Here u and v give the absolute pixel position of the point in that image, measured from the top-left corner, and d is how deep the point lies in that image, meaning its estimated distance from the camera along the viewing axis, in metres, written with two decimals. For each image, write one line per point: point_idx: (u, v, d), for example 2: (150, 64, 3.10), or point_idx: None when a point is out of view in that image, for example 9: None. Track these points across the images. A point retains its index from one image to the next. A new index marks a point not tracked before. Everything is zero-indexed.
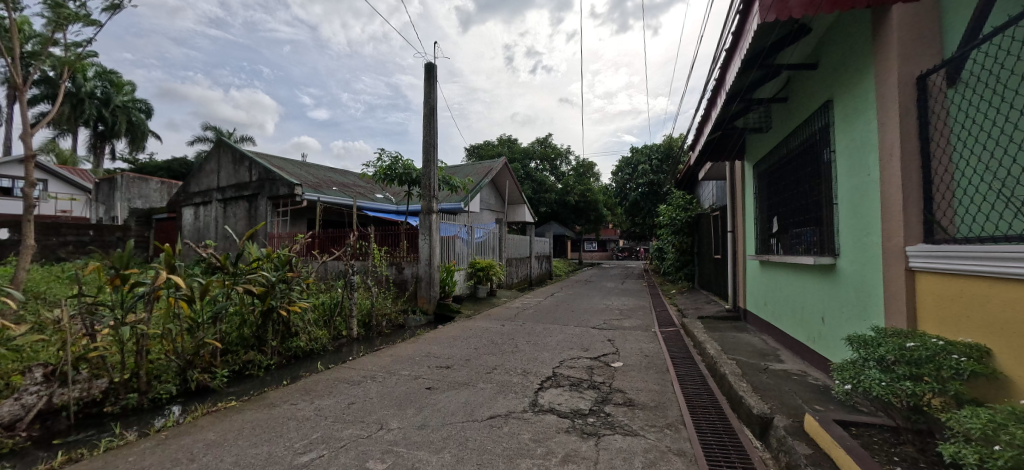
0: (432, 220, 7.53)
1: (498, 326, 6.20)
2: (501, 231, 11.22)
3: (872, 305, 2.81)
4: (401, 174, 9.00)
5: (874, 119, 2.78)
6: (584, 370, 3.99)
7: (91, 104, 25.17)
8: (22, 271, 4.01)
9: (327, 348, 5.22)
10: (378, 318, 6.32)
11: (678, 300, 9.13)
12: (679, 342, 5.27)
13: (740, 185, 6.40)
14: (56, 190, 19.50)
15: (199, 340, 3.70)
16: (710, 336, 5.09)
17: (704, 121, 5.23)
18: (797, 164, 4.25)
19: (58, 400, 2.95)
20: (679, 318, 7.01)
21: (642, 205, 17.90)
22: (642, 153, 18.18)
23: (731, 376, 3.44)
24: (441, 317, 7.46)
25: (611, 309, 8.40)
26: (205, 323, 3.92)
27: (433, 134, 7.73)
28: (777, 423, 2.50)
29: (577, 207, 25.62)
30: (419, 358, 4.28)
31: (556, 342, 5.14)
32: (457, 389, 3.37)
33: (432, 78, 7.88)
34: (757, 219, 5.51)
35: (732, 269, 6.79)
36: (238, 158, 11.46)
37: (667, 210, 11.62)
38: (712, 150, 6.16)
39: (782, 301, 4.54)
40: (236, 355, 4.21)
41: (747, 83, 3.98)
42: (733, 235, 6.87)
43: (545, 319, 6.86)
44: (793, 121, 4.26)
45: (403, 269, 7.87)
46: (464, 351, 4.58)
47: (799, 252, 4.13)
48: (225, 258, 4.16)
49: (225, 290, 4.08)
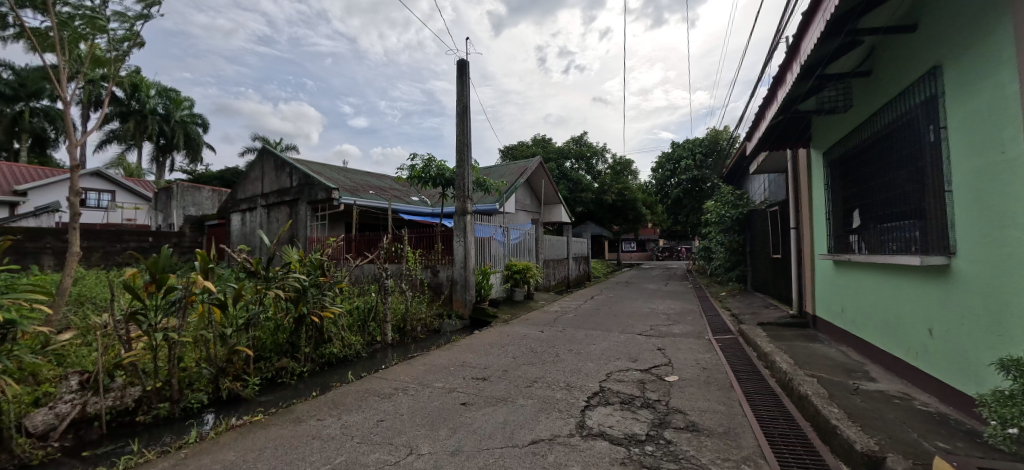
0: (467, 221, 7.30)
1: (536, 332, 5.84)
2: (537, 232, 10.88)
3: (1009, 318, 2.23)
4: (435, 176, 8.87)
5: (1013, 81, 2.19)
6: (635, 386, 3.55)
7: (153, 120, 27.32)
8: (69, 278, 4.11)
9: (361, 355, 5.09)
10: (413, 323, 6.15)
11: (732, 303, 8.38)
12: (740, 352, 4.69)
13: (806, 175, 5.66)
14: (122, 200, 21.25)
15: (231, 347, 3.65)
16: (777, 346, 4.50)
17: (768, 104, 4.60)
18: (888, 147, 3.59)
19: (91, 409, 2.98)
20: (735, 324, 6.36)
21: (685, 203, 16.96)
22: (685, 148, 17.22)
23: (816, 398, 2.88)
24: (477, 322, 7.23)
25: (657, 314, 7.82)
26: (238, 330, 3.86)
27: (466, 133, 7.51)
28: (891, 465, 1.99)
29: (614, 207, 24.80)
30: (455, 368, 4.01)
31: (600, 352, 4.72)
32: (494, 406, 3.05)
33: (464, 75, 7.67)
34: (831, 214, 4.83)
35: (796, 271, 6.06)
36: (280, 165, 11.81)
37: (714, 207, 10.83)
38: (773, 137, 5.47)
39: (869, 308, 3.90)
40: (269, 362, 4.14)
41: (828, 54, 3.40)
42: (795, 233, 6.15)
43: (586, 325, 6.44)
44: (881, 96, 3.60)
45: (438, 272, 7.70)
46: (501, 361, 4.26)
47: (892, 250, 3.49)
48: (257, 263, 4.07)
49: (258, 296, 4.01)
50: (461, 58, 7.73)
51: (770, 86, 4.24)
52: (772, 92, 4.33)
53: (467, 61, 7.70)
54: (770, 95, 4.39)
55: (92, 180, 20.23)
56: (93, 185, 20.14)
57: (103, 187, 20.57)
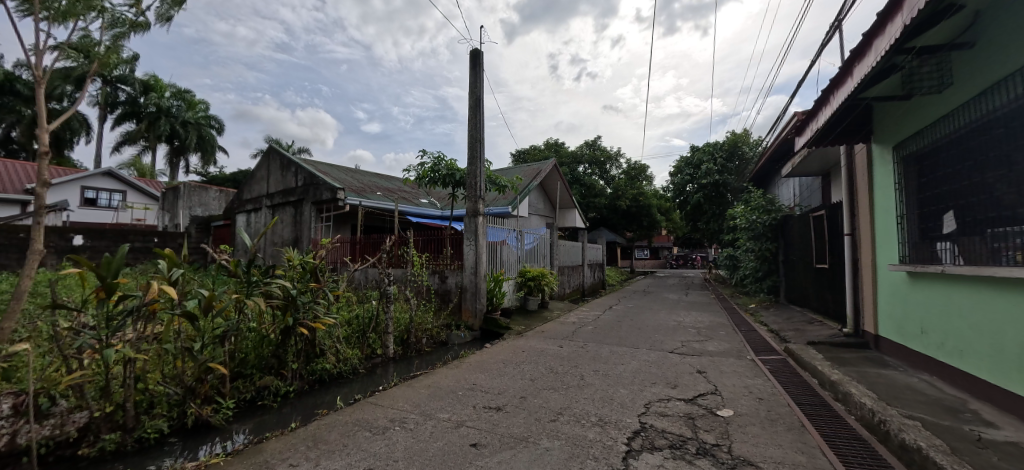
0: (478, 223, 6.72)
1: (555, 348, 5.20)
2: (552, 237, 10.28)
3: None
4: (445, 175, 8.33)
5: None
6: (684, 423, 2.87)
7: (167, 121, 27.55)
8: (26, 280, 3.60)
9: (358, 371, 4.52)
10: (417, 334, 5.56)
11: (767, 318, 7.60)
12: (798, 379, 3.96)
13: (865, 173, 4.95)
14: (134, 200, 21.42)
15: (201, 365, 3.12)
16: (843, 373, 3.79)
17: (835, 86, 3.91)
18: (1002, 133, 2.91)
19: (22, 440, 2.45)
20: (780, 343, 5.60)
21: (705, 208, 16.15)
22: (705, 151, 16.43)
23: (938, 453, 2.17)
24: (488, 334, 6.62)
25: (685, 327, 7.12)
26: (211, 344, 3.33)
27: (479, 128, 6.96)
28: None
29: (628, 212, 24.12)
30: (463, 393, 3.40)
31: (631, 374, 4.05)
32: (512, 448, 2.43)
33: (477, 66, 7.13)
34: (905, 219, 4.11)
35: (851, 283, 5.32)
36: (286, 164, 11.43)
37: (742, 212, 10.07)
38: (826, 132, 4.79)
39: (972, 333, 3.18)
40: (249, 380, 3.61)
41: (933, 13, 2.72)
42: (848, 239, 5.42)
43: (609, 340, 5.76)
44: (994, 71, 2.91)
45: (446, 278, 7.12)
46: (517, 384, 3.65)
47: (1011, 262, 2.80)
48: (235, 265, 3.51)
49: (237, 304, 3.49)
50: (474, 48, 7.21)
51: (843, 63, 3.54)
52: (844, 71, 3.63)
53: (481, 51, 7.19)
54: (840, 75, 3.70)
55: (105, 180, 20.28)
56: (105, 185, 20.19)
57: (115, 187, 20.62)
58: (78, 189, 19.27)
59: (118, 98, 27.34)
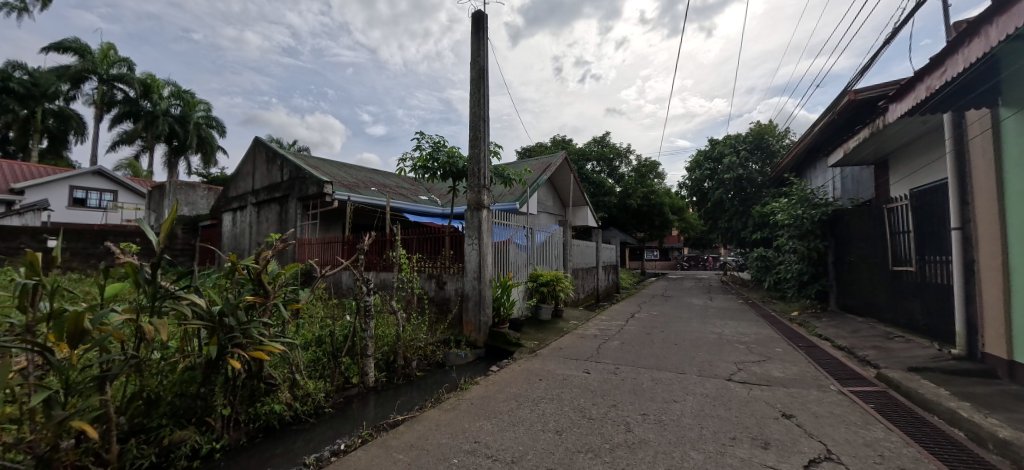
0: (482, 217, 5.61)
1: (581, 374, 4.08)
2: (565, 235, 9.17)
3: None
4: (445, 164, 7.22)
5: None
6: None
7: (164, 120, 26.91)
8: None
9: (323, 411, 3.43)
10: (408, 354, 4.47)
11: (825, 330, 6.39)
12: (938, 432, 2.79)
13: (989, 149, 3.78)
14: (125, 201, 20.76)
15: (56, 424, 2.02)
16: (1009, 426, 2.62)
17: (999, 11, 2.68)
18: None
19: None
20: (867, 368, 4.40)
21: (727, 205, 14.89)
22: (727, 143, 15.12)
23: None
24: (494, 351, 5.50)
25: (730, 342, 5.97)
26: (86, 389, 2.24)
27: (482, 105, 5.85)
28: None
29: (639, 211, 23.00)
30: (461, 461, 2.29)
31: (694, 420, 2.92)
32: None
33: (481, 34, 6.03)
34: None
35: (960, 291, 4.17)
36: (272, 156, 10.42)
37: (784, 207, 8.83)
38: (949, 92, 3.59)
39: None
40: (154, 435, 2.52)
41: None
42: (954, 235, 4.27)
43: (644, 362, 4.64)
44: None
45: (444, 284, 6.03)
46: (535, 440, 2.55)
47: None
48: (134, 271, 2.36)
49: (133, 329, 2.40)
50: (478, 12, 6.13)
51: None
52: None
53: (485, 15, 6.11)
54: None
55: (95, 180, 19.63)
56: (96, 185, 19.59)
57: (106, 187, 19.97)
58: (67, 189, 18.57)
59: (115, 97, 26.52)
